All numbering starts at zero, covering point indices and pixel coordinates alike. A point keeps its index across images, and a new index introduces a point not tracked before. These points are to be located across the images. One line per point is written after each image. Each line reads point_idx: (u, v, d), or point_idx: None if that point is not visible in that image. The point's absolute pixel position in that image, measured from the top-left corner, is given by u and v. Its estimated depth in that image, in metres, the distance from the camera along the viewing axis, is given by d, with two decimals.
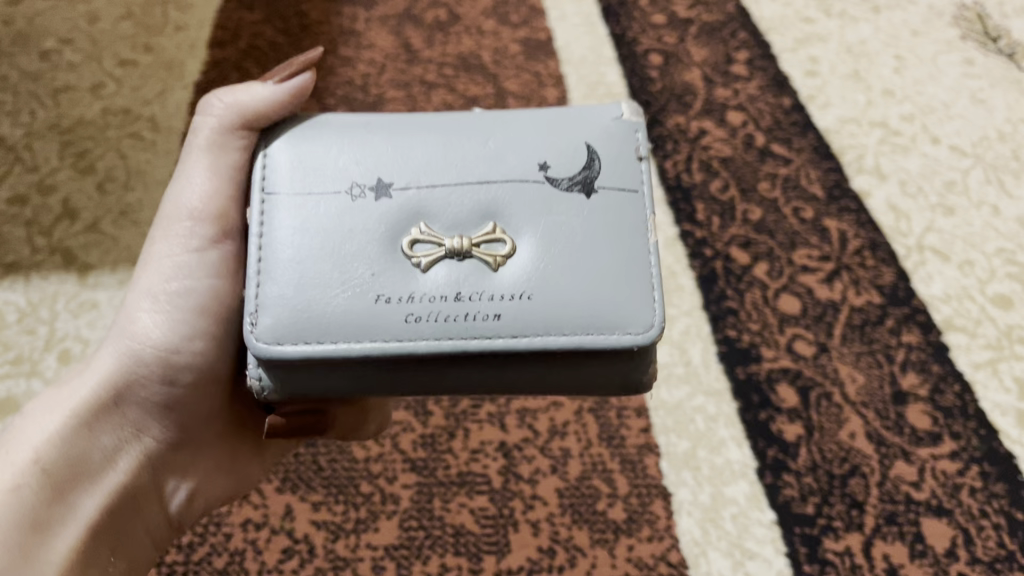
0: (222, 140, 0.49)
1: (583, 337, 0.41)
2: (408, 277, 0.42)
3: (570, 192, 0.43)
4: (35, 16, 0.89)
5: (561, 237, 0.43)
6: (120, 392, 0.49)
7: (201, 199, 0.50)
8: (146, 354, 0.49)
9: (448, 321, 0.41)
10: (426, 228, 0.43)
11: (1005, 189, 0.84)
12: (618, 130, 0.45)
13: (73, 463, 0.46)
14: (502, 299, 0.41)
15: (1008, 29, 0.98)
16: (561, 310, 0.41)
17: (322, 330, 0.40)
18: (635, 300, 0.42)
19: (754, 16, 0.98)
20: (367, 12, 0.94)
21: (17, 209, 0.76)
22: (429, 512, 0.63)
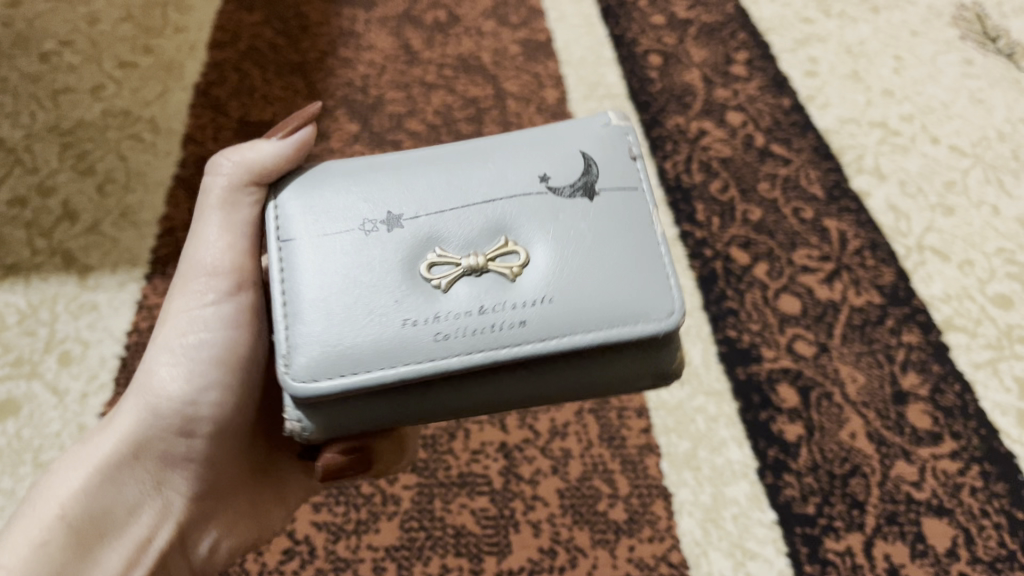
0: (232, 198, 0.48)
1: (611, 331, 0.41)
2: (430, 301, 0.41)
3: (573, 198, 0.43)
4: (35, 17, 0.89)
5: (573, 243, 0.42)
6: (141, 445, 0.50)
7: (216, 252, 0.49)
8: (165, 409, 0.50)
9: (476, 333, 0.40)
10: (442, 250, 0.42)
11: (1004, 189, 0.84)
12: (609, 135, 0.46)
13: (97, 518, 0.48)
14: (526, 306, 0.41)
15: (1007, 29, 0.98)
16: (586, 309, 0.41)
17: (355, 361, 0.40)
18: (653, 289, 0.42)
19: (754, 17, 0.98)
20: (367, 14, 0.94)
21: (17, 211, 0.76)
22: (429, 513, 0.63)
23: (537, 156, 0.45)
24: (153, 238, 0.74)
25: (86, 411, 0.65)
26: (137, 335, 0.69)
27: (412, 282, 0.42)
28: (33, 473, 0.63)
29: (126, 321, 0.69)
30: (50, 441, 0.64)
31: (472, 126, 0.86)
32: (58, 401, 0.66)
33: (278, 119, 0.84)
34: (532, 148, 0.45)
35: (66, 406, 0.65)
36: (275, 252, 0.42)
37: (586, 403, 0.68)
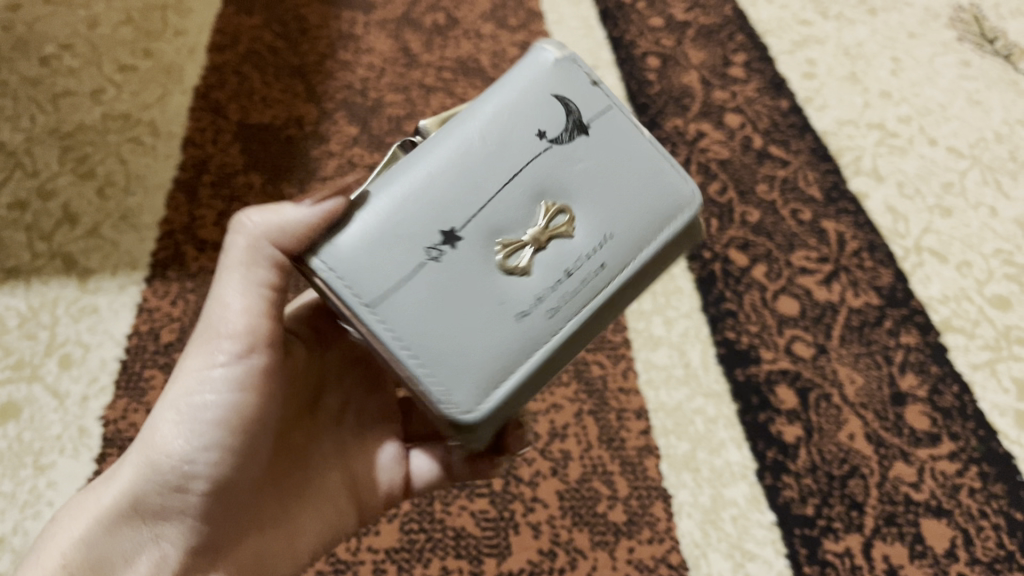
0: (253, 259, 0.42)
1: (665, 232, 0.44)
2: (518, 292, 0.41)
3: (574, 142, 0.43)
4: (35, 21, 0.89)
5: (598, 185, 0.43)
6: (144, 503, 0.43)
7: (231, 316, 0.43)
8: (164, 468, 0.43)
9: (575, 294, 0.42)
10: (506, 240, 0.41)
11: (1002, 190, 0.84)
12: (565, 70, 0.45)
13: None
14: (594, 253, 0.43)
15: (1005, 31, 0.99)
16: (640, 232, 0.44)
17: (501, 366, 0.40)
18: (671, 181, 0.45)
19: (752, 19, 0.98)
20: (366, 16, 0.94)
21: (17, 214, 0.76)
22: (429, 515, 0.63)
23: (519, 112, 0.43)
24: (153, 241, 0.74)
25: (87, 413, 0.65)
26: (137, 337, 0.69)
27: (496, 282, 0.41)
28: (34, 476, 0.63)
29: (127, 324, 0.69)
30: (51, 444, 0.64)
31: None
32: (58, 404, 0.66)
33: (278, 121, 0.84)
34: (507, 105, 0.43)
35: (67, 409, 0.65)
36: (371, 318, 0.39)
37: (585, 404, 0.68)
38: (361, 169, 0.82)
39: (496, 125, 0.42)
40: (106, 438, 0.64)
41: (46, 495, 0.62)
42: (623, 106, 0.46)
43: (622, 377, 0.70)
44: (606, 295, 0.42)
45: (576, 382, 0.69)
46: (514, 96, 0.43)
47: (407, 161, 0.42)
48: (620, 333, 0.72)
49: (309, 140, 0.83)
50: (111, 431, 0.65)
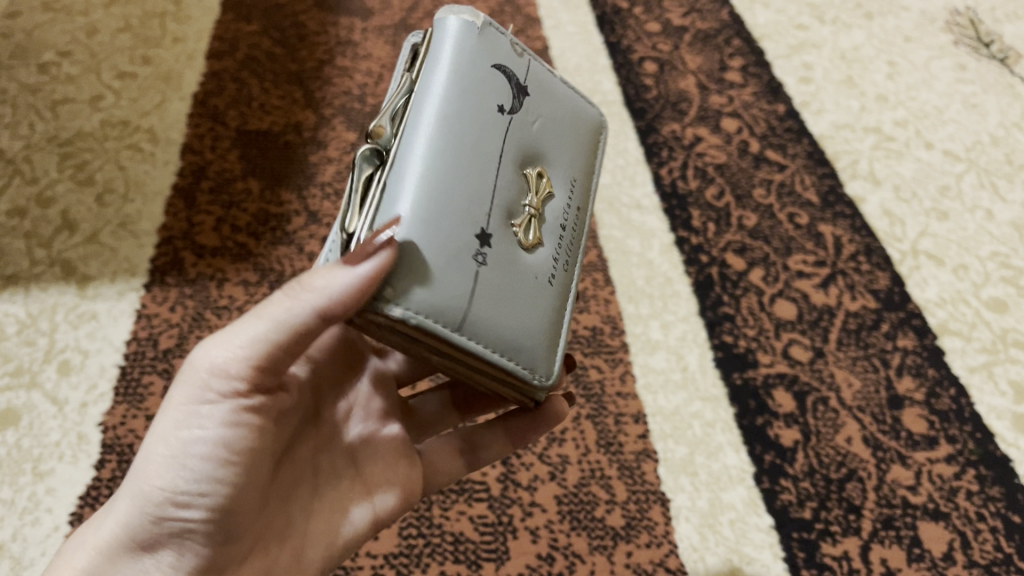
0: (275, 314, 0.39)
1: (599, 160, 0.52)
2: (540, 257, 0.45)
3: (525, 108, 0.46)
4: (34, 29, 0.89)
5: (550, 140, 0.48)
6: (136, 538, 0.40)
7: (233, 355, 0.40)
8: (157, 502, 0.40)
9: (570, 243, 0.47)
10: (516, 221, 0.43)
11: (998, 194, 0.85)
12: (487, 38, 0.45)
13: None
14: (569, 202, 0.48)
15: (1000, 34, 0.99)
16: (587, 168, 0.51)
17: (555, 326, 0.44)
18: (587, 114, 0.52)
19: (748, 23, 0.99)
20: (364, 22, 0.94)
21: (17, 221, 0.76)
22: (428, 520, 0.63)
23: (478, 91, 0.43)
24: (152, 247, 0.75)
25: (86, 419, 0.65)
26: (135, 344, 0.69)
27: (524, 262, 0.43)
28: (33, 483, 0.63)
29: (126, 330, 0.70)
30: (50, 450, 0.64)
31: None
32: (57, 410, 0.66)
33: (276, 128, 0.84)
34: (460, 87, 0.42)
35: (66, 415, 0.65)
36: (466, 340, 0.39)
37: (583, 408, 0.69)
38: None
39: (463, 105, 0.42)
40: (105, 445, 0.64)
41: (45, 502, 0.62)
42: (531, 52, 0.48)
43: (620, 381, 0.70)
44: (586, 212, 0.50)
45: (573, 386, 0.70)
46: (461, 71, 0.43)
47: (405, 165, 0.39)
48: (617, 337, 0.72)
49: (307, 146, 0.83)
50: (111, 437, 0.65)
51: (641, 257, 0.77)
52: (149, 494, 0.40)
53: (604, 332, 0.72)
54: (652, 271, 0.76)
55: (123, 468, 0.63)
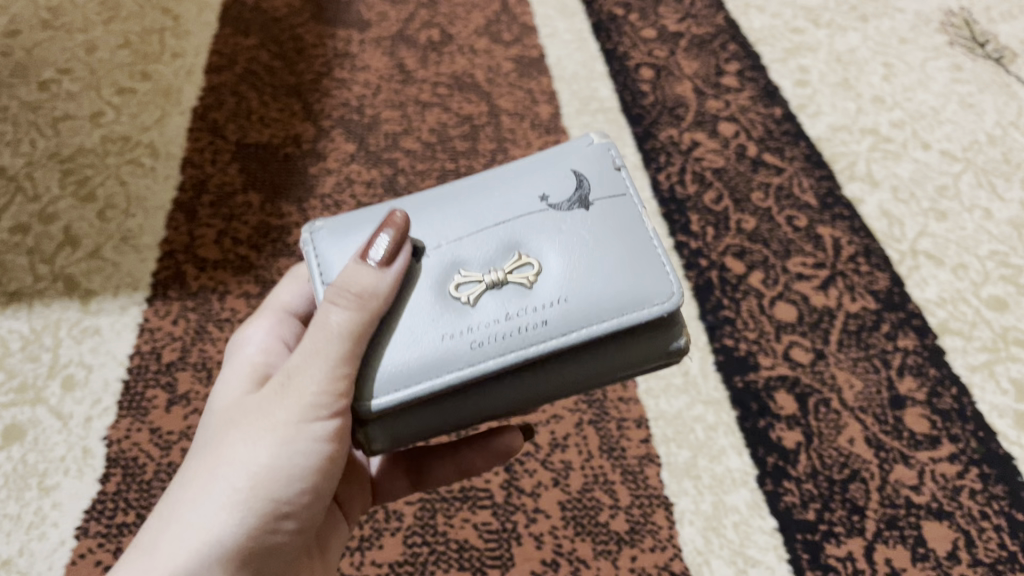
0: (354, 270, 0.42)
1: (622, 318, 0.42)
2: (462, 317, 0.42)
3: (570, 209, 0.45)
4: (34, 46, 0.91)
5: (584, 248, 0.44)
6: (290, 456, 0.43)
7: (344, 306, 0.41)
8: (308, 427, 0.42)
9: (510, 336, 0.42)
10: (465, 273, 0.44)
11: (995, 192, 0.85)
12: (593, 153, 0.48)
13: (250, 492, 0.42)
14: (545, 307, 0.42)
15: (995, 34, 1.00)
16: (587, 306, 0.42)
17: (406, 374, 0.41)
18: (652, 277, 0.43)
19: (744, 28, 1.00)
20: (361, 34, 0.95)
21: (19, 238, 0.76)
22: (432, 528, 0.63)
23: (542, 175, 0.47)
24: (154, 261, 0.75)
25: (90, 434, 0.66)
26: (139, 357, 0.69)
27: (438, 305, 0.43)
28: (39, 497, 0.63)
29: (129, 344, 0.70)
30: (55, 465, 0.64)
31: (467, 143, 0.86)
32: (61, 425, 0.66)
33: (276, 140, 0.85)
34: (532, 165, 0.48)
35: (70, 430, 0.66)
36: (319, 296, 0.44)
37: (585, 414, 0.69)
38: (356, 184, 0.82)
39: (525, 184, 0.46)
40: (109, 459, 0.64)
41: (51, 516, 0.62)
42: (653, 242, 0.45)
43: (621, 387, 0.70)
44: (539, 355, 0.41)
45: (576, 392, 0.70)
46: (560, 166, 0.47)
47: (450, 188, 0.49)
48: None
49: (307, 158, 0.84)
50: (114, 451, 0.65)
51: None
52: (274, 475, 0.43)
53: None
54: None
55: (128, 482, 0.64)
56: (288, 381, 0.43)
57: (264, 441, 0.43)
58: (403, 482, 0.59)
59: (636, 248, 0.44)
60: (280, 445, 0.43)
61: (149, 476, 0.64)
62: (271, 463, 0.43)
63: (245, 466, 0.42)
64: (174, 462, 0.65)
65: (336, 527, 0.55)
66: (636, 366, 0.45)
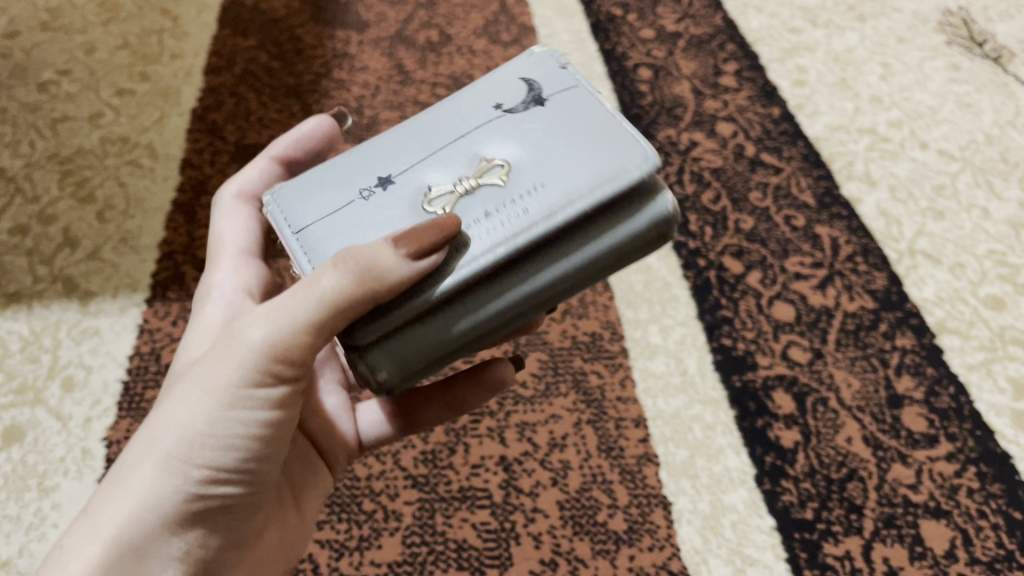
0: (370, 255, 0.38)
1: (603, 188, 0.41)
2: (439, 223, 0.41)
3: (527, 109, 0.45)
4: (33, 48, 0.91)
5: (547, 137, 0.43)
6: (232, 413, 0.40)
7: (335, 275, 0.37)
8: (254, 384, 0.40)
9: (494, 229, 0.40)
10: (435, 187, 0.43)
11: (993, 192, 0.85)
12: (537, 60, 0.48)
13: (186, 450, 0.39)
14: (524, 197, 0.41)
15: (993, 33, 1.00)
16: (568, 187, 0.41)
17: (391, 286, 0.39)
18: (619, 145, 0.42)
19: (742, 28, 1.00)
20: (360, 35, 0.95)
21: (18, 239, 0.76)
22: (431, 528, 0.64)
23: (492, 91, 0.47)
24: (153, 262, 0.75)
25: (90, 434, 0.66)
26: (138, 358, 0.70)
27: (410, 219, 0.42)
28: (38, 498, 0.63)
29: (128, 345, 0.70)
30: (55, 466, 0.64)
31: None
32: (61, 426, 0.66)
33: (275, 141, 0.85)
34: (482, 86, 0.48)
35: (70, 431, 0.66)
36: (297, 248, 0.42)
37: (583, 414, 0.69)
38: None
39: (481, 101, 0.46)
40: (108, 460, 0.65)
41: (51, 517, 0.62)
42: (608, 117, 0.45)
43: (620, 387, 0.70)
44: (528, 240, 0.40)
45: (574, 392, 0.70)
46: (506, 77, 0.47)
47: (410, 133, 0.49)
48: (617, 342, 0.73)
49: None
50: (114, 451, 0.65)
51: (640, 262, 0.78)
52: (213, 433, 0.40)
53: (604, 338, 0.73)
54: (650, 276, 0.77)
55: None
56: (234, 336, 0.40)
57: (206, 397, 0.40)
58: (396, 422, 0.57)
59: (600, 124, 0.43)
60: (221, 403, 0.40)
61: None
62: (210, 422, 0.40)
63: (182, 423, 0.40)
64: None
65: (319, 476, 0.53)
66: (639, 248, 0.42)
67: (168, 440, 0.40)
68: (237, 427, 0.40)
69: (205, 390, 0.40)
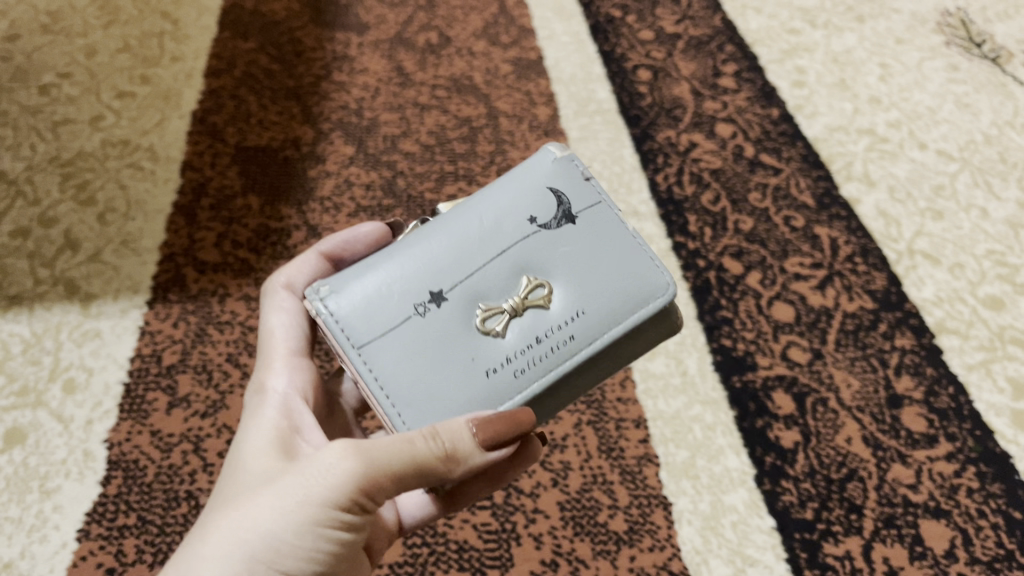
0: (459, 434, 0.40)
1: (634, 316, 0.46)
2: (496, 346, 0.44)
3: (560, 227, 0.47)
4: (34, 51, 0.91)
5: (581, 262, 0.46)
6: (319, 534, 0.41)
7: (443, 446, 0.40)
8: (344, 512, 0.41)
9: (545, 359, 0.44)
10: (485, 304, 0.45)
11: (992, 192, 0.85)
12: (561, 169, 0.49)
13: (268, 558, 0.40)
14: (567, 322, 0.45)
15: (992, 34, 1.01)
16: (605, 315, 0.45)
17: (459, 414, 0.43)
18: (643, 271, 0.47)
19: (741, 29, 1.00)
20: (360, 37, 0.96)
21: (19, 242, 0.76)
22: (432, 529, 0.64)
23: (520, 199, 0.47)
24: (154, 264, 0.75)
25: (91, 436, 0.66)
26: (139, 360, 0.70)
27: (470, 342, 0.44)
28: (40, 500, 0.63)
29: (129, 347, 0.70)
30: (56, 468, 0.64)
31: (466, 145, 0.87)
32: (63, 428, 0.66)
33: (275, 143, 0.85)
34: (510, 188, 0.48)
35: (71, 433, 0.66)
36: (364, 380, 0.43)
37: (583, 415, 0.69)
38: (355, 187, 0.83)
39: (508, 212, 0.46)
40: (109, 461, 0.65)
41: (52, 519, 0.62)
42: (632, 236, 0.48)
43: (620, 387, 0.70)
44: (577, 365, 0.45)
45: None
46: (535, 185, 0.48)
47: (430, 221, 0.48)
48: None
49: (306, 161, 0.84)
50: (115, 453, 0.65)
51: None
52: (298, 549, 0.41)
53: None
54: None
55: (128, 485, 0.64)
56: (326, 461, 0.41)
57: (300, 517, 0.41)
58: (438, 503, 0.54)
59: (625, 250, 0.47)
60: (312, 526, 0.41)
61: (150, 479, 0.64)
62: (297, 541, 0.41)
63: (270, 535, 0.40)
64: (175, 464, 0.65)
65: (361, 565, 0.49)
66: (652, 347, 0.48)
67: (253, 549, 0.40)
68: (319, 545, 0.42)
69: (299, 507, 0.41)
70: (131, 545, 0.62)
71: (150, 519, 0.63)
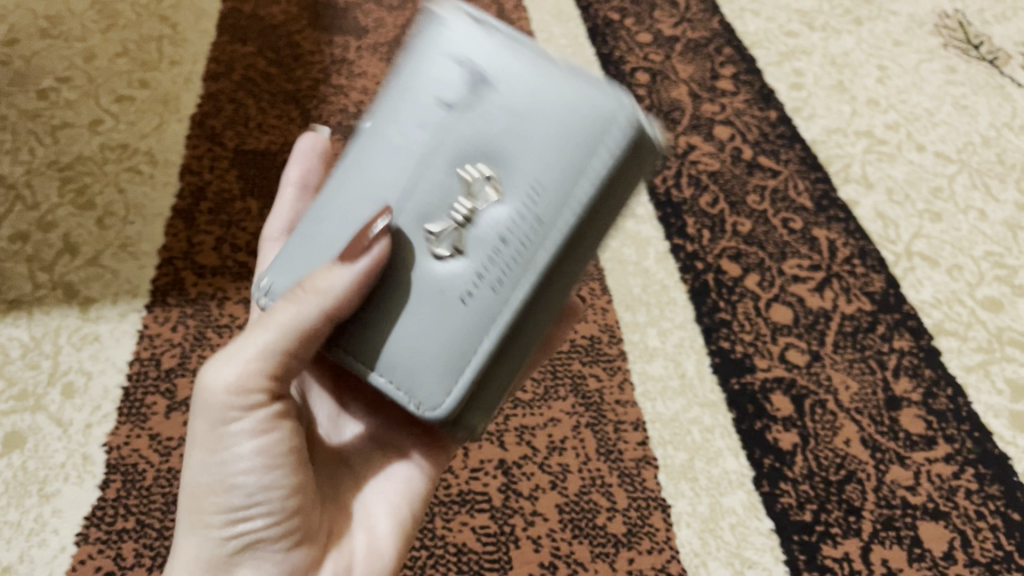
0: (314, 289, 0.41)
1: None
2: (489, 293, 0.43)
3: None
4: (33, 55, 0.91)
5: None
6: (231, 440, 0.43)
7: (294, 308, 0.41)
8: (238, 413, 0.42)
9: (540, 282, 0.43)
10: (469, 259, 0.43)
11: (990, 194, 0.86)
12: None
13: (207, 485, 0.43)
14: None
15: (989, 36, 1.01)
16: None
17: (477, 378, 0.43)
18: None
19: (739, 32, 1.00)
20: (359, 41, 0.96)
21: (18, 246, 0.77)
22: (431, 532, 0.63)
23: None
24: (153, 268, 0.76)
25: (90, 440, 0.66)
26: (138, 364, 0.70)
27: (461, 299, 0.42)
28: (39, 504, 0.63)
29: (128, 351, 0.70)
30: (55, 472, 0.64)
31: None
32: (62, 432, 0.66)
33: (274, 147, 0.85)
34: None
35: (70, 437, 0.66)
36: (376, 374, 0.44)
37: (582, 417, 0.69)
38: None
39: (425, 117, 0.43)
40: (108, 465, 0.65)
41: (51, 523, 0.62)
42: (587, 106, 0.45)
43: (619, 389, 0.70)
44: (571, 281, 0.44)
45: (573, 395, 0.70)
46: None
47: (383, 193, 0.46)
48: (615, 345, 0.73)
49: None
50: (114, 457, 0.65)
51: (638, 265, 0.78)
52: (221, 461, 0.43)
53: (602, 340, 0.73)
54: (648, 279, 0.77)
55: (127, 488, 0.64)
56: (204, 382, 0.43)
57: (208, 434, 0.43)
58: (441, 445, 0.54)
59: None
60: (215, 434, 0.43)
61: (148, 482, 0.64)
62: (216, 454, 0.43)
63: (199, 462, 0.44)
64: (174, 468, 0.65)
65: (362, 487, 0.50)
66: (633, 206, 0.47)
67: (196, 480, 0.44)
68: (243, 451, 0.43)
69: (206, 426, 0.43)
70: (130, 549, 0.62)
71: (149, 523, 0.63)
